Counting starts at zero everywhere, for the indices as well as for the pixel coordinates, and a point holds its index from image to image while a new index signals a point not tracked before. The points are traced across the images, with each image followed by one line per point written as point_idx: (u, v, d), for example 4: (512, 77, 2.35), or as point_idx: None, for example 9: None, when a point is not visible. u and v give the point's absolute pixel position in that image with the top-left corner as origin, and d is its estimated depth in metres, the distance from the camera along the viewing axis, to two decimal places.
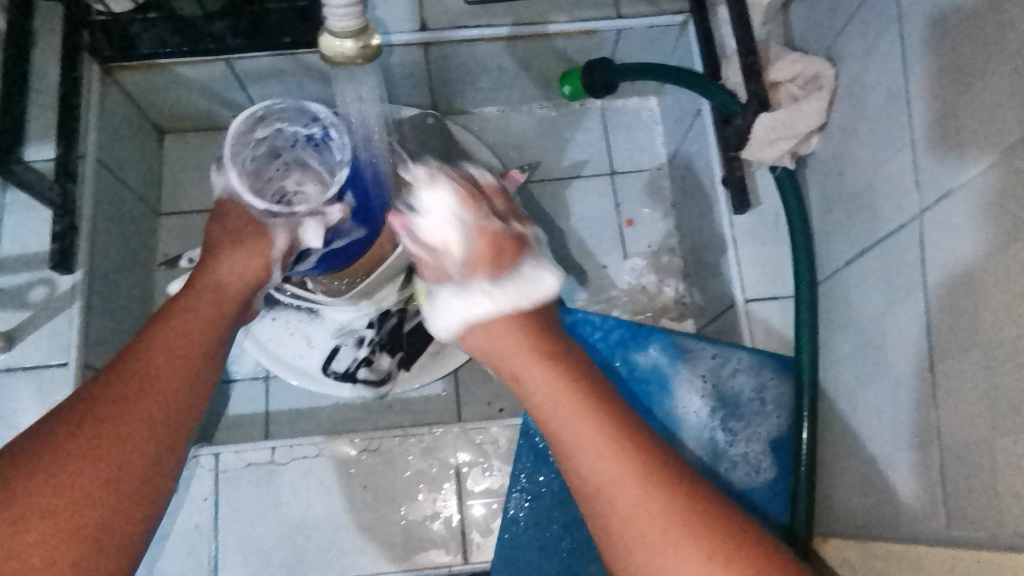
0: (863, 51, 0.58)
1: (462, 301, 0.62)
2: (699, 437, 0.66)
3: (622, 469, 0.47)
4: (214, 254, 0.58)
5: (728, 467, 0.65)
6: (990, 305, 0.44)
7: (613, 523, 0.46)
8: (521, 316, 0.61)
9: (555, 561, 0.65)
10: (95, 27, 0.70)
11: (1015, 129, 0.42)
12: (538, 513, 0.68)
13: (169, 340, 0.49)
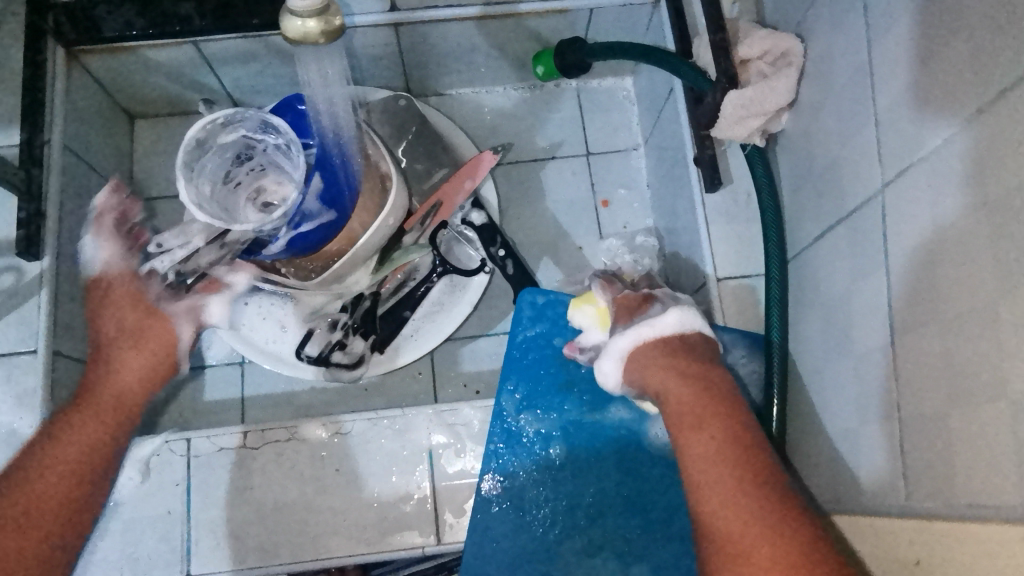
0: (830, 28, 0.58)
1: (610, 351, 0.65)
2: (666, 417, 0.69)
3: (752, 504, 0.51)
4: (116, 354, 0.63)
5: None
6: (948, 282, 0.44)
7: (713, 538, 0.52)
8: (668, 351, 0.62)
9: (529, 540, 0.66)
10: (59, 11, 0.68)
11: (973, 105, 0.42)
12: (511, 494, 0.69)
13: (54, 463, 0.57)
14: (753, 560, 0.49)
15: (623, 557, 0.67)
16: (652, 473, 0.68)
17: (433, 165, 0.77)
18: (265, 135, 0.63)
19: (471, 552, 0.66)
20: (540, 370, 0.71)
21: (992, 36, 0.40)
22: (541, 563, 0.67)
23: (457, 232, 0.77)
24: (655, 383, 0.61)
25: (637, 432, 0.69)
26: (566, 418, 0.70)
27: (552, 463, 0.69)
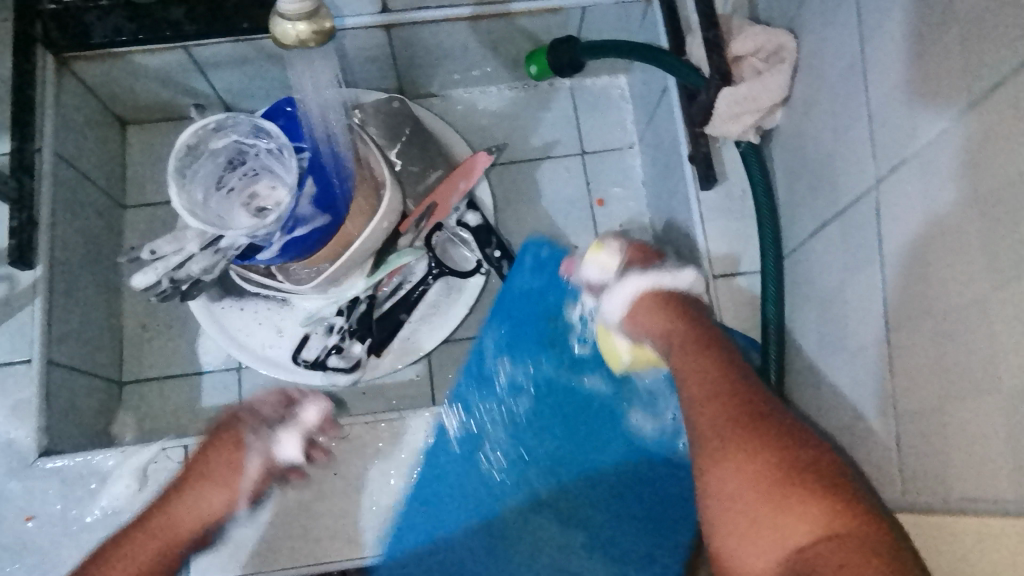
0: (823, 23, 0.58)
1: (621, 291, 0.70)
2: (636, 397, 0.75)
3: (733, 409, 0.55)
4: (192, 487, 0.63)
5: (655, 432, 0.74)
6: (941, 278, 0.44)
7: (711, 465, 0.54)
8: (666, 297, 0.68)
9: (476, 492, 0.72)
10: (47, 17, 0.68)
11: (965, 99, 0.42)
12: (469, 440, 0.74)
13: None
14: (740, 455, 0.52)
15: (560, 530, 0.72)
16: (609, 448, 0.74)
17: (427, 167, 0.77)
18: (257, 139, 0.63)
19: (417, 483, 0.70)
20: (527, 329, 0.78)
21: (984, 29, 0.40)
22: (485, 512, 0.72)
23: (452, 234, 0.77)
24: (653, 322, 0.67)
25: (604, 404, 0.76)
26: (541, 373, 0.77)
27: (522, 416, 0.76)
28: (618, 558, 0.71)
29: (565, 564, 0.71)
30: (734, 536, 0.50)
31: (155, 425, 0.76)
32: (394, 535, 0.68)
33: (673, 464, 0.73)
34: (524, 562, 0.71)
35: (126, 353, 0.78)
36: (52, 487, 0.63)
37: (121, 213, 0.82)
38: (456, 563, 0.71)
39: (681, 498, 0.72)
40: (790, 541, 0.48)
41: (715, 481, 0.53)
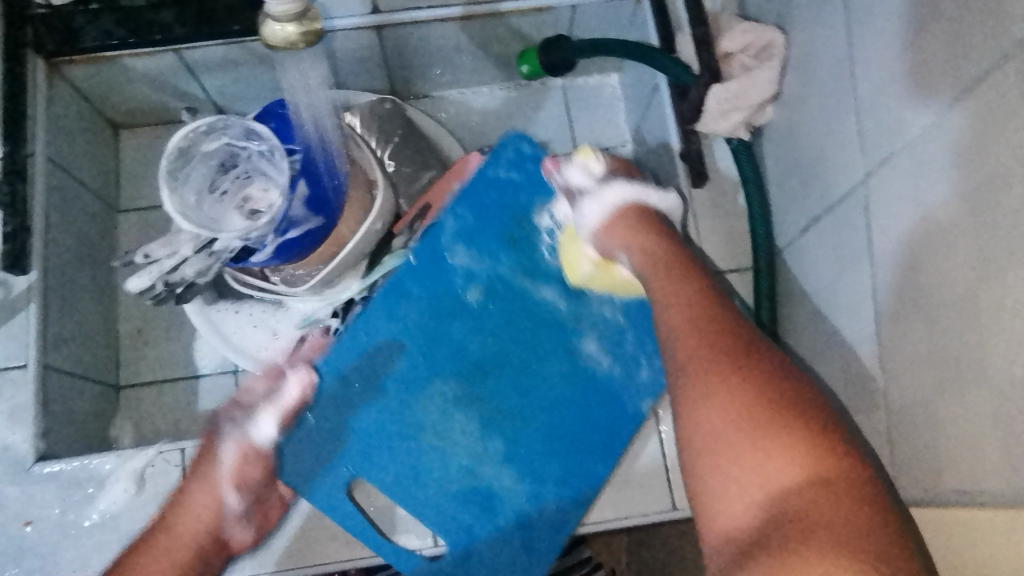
0: (811, 20, 0.58)
1: (601, 199, 0.64)
2: (589, 294, 0.67)
3: (721, 342, 0.52)
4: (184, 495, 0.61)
5: (594, 357, 0.66)
6: (929, 272, 0.45)
7: (693, 393, 0.51)
8: (642, 213, 0.64)
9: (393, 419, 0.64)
10: (37, 21, 0.68)
11: (950, 94, 0.42)
12: (388, 342, 0.65)
13: None
14: (726, 390, 0.50)
15: (481, 434, 0.64)
16: (547, 348, 0.66)
17: (420, 168, 0.77)
18: (249, 142, 0.64)
19: (342, 343, 0.64)
20: (492, 220, 0.68)
21: (967, 25, 0.41)
22: (403, 391, 0.64)
23: None
24: (627, 233, 0.62)
25: (550, 313, 0.66)
26: (497, 272, 0.67)
27: (468, 307, 0.66)
28: (534, 484, 0.63)
29: (476, 470, 0.63)
30: (710, 475, 0.48)
31: (153, 428, 0.77)
32: (311, 398, 0.64)
33: (613, 398, 0.65)
34: (438, 466, 0.63)
35: (123, 357, 0.78)
36: (50, 491, 0.62)
37: (115, 217, 0.83)
38: (359, 445, 0.64)
39: (613, 438, 0.64)
40: (772, 480, 0.46)
41: (694, 418, 0.51)
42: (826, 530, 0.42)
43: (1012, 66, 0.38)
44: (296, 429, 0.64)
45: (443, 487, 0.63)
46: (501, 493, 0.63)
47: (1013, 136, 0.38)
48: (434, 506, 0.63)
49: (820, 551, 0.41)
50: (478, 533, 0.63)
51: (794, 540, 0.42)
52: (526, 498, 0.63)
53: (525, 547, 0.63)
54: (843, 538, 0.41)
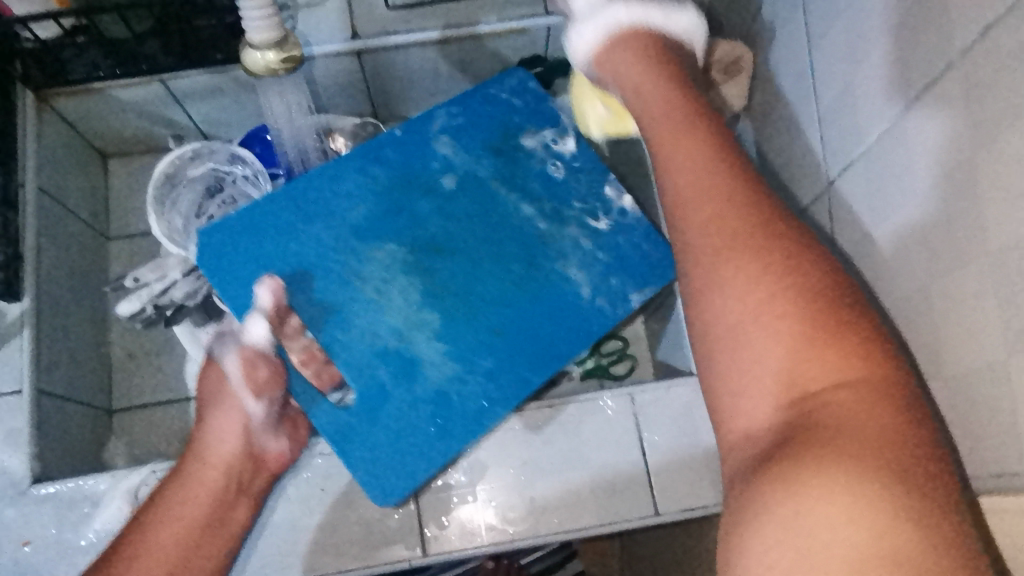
0: (775, 34, 0.61)
1: (598, 22, 0.59)
2: (570, 226, 0.66)
3: (739, 209, 0.45)
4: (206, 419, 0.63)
5: (569, 280, 0.64)
6: (889, 271, 0.46)
7: (704, 254, 0.45)
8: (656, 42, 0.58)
9: (344, 284, 0.63)
10: (25, 56, 0.70)
11: (900, 103, 0.44)
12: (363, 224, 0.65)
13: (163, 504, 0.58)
14: (747, 269, 0.43)
15: (420, 303, 0.63)
16: (506, 242, 0.65)
17: None
18: (233, 166, 0.67)
19: (312, 179, 0.65)
20: (482, 126, 0.69)
21: (912, 36, 0.43)
22: (354, 237, 0.64)
23: None
24: (628, 58, 0.57)
25: (525, 228, 0.66)
26: (474, 171, 0.68)
27: (440, 191, 0.67)
28: (460, 367, 0.62)
29: (404, 334, 0.62)
30: (730, 360, 0.42)
31: (145, 450, 0.77)
32: (257, 209, 0.64)
33: (574, 309, 0.64)
34: (367, 319, 0.62)
35: (115, 381, 0.80)
36: (47, 513, 0.61)
37: (104, 244, 0.84)
38: (304, 277, 0.63)
39: (556, 354, 0.63)
40: (796, 377, 0.40)
41: (721, 305, 0.43)
42: (846, 441, 0.36)
43: (953, 75, 0.40)
44: (238, 264, 0.62)
45: (369, 343, 0.62)
46: (425, 364, 0.62)
47: (958, 139, 0.39)
48: (350, 366, 0.62)
49: (837, 464, 0.35)
50: (391, 395, 0.61)
51: (807, 441, 0.37)
52: (448, 376, 0.62)
53: (437, 437, 0.61)
54: (854, 446, 0.36)
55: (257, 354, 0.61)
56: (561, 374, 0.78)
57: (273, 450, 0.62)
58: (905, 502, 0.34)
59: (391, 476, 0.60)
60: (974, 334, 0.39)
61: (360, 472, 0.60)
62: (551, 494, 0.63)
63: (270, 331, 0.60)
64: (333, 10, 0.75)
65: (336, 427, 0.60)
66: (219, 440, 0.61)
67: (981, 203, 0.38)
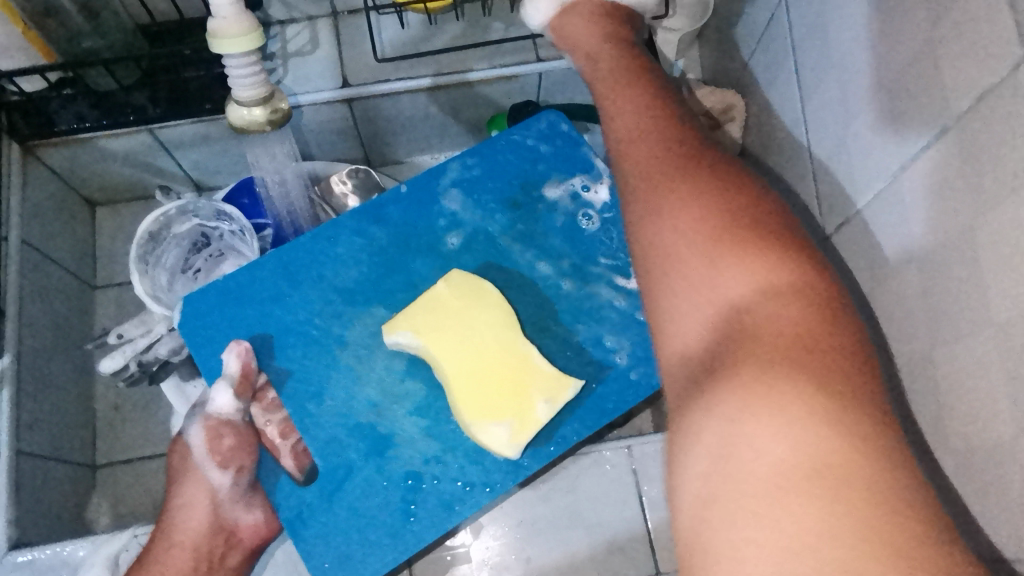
0: (769, 84, 0.60)
1: None
2: (598, 287, 0.60)
3: (679, 160, 0.47)
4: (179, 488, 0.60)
5: (601, 347, 0.58)
6: (889, 330, 0.45)
7: (649, 205, 0.46)
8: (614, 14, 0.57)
9: (325, 361, 0.57)
10: (12, 108, 0.69)
11: (897, 162, 0.43)
12: (355, 287, 0.59)
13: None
14: (690, 216, 0.44)
15: (403, 373, 0.57)
16: (521, 305, 0.59)
17: None
18: (219, 222, 0.66)
19: (302, 243, 0.60)
20: (499, 178, 0.63)
21: (907, 94, 0.42)
22: (340, 302, 0.59)
23: None
24: (592, 33, 0.56)
25: (548, 292, 0.59)
26: (485, 227, 0.61)
27: (442, 250, 0.61)
28: (438, 446, 0.56)
29: (382, 409, 0.56)
30: (675, 296, 0.42)
31: (130, 508, 0.75)
32: (240, 274, 0.59)
33: (595, 381, 0.57)
34: (343, 390, 0.57)
35: (100, 436, 0.78)
36: None
37: (91, 294, 0.83)
38: (268, 340, 0.58)
39: (559, 436, 0.55)
40: (722, 295, 0.40)
41: (657, 230, 0.45)
42: (775, 356, 0.36)
43: (948, 138, 0.39)
44: (216, 328, 0.58)
45: (342, 418, 0.56)
46: (400, 441, 0.56)
47: (955, 206, 0.39)
48: (319, 440, 0.56)
49: (765, 387, 0.35)
50: (358, 473, 0.55)
51: (747, 381, 0.36)
52: (425, 456, 0.55)
53: (405, 534, 0.54)
54: (793, 352, 0.36)
55: (223, 422, 0.57)
56: None
57: (245, 525, 0.59)
58: (838, 419, 0.33)
59: (343, 566, 0.54)
60: (978, 406, 0.38)
61: (316, 567, 0.54)
62: (547, 554, 0.62)
63: (237, 398, 0.56)
64: (322, 58, 0.75)
65: (293, 505, 0.55)
66: (187, 515, 0.58)
67: (981, 273, 0.37)
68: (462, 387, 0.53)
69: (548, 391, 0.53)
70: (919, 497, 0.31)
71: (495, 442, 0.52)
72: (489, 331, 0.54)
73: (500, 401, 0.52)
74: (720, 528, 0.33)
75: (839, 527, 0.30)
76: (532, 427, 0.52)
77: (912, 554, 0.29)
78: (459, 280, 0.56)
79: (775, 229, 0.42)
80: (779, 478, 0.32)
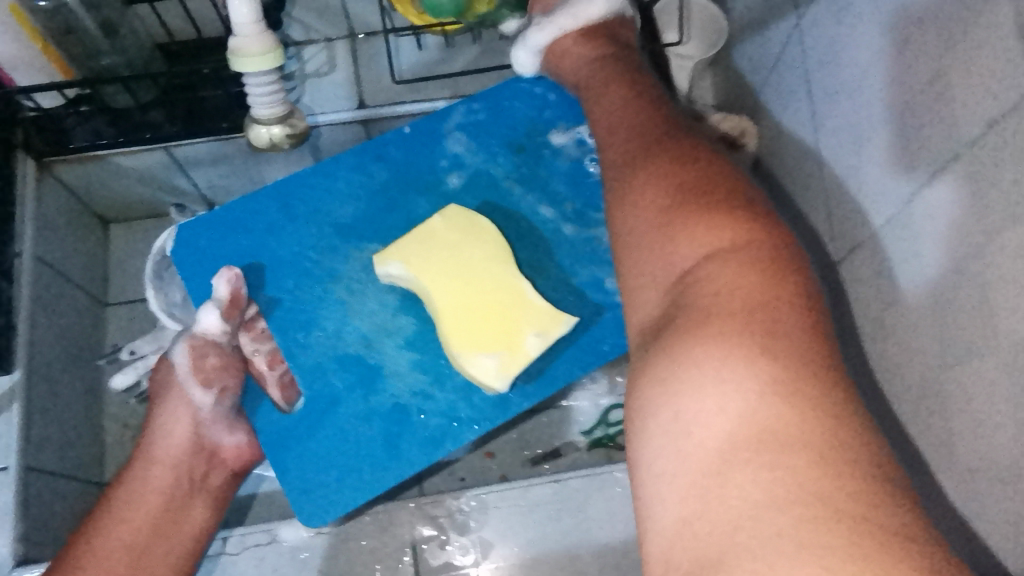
0: (780, 107, 0.60)
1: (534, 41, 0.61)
2: (600, 231, 0.60)
3: (659, 149, 0.48)
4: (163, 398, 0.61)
5: (600, 289, 0.58)
6: (902, 351, 0.45)
7: (625, 193, 0.48)
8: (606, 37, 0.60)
9: (317, 292, 0.59)
10: (27, 124, 0.69)
11: (908, 185, 0.43)
12: (349, 222, 0.60)
13: (130, 483, 0.59)
14: (660, 204, 0.45)
15: (396, 307, 0.58)
16: (517, 246, 0.59)
17: None
18: None
19: (301, 174, 0.61)
20: (504, 122, 0.64)
21: (920, 119, 0.42)
22: (335, 234, 0.60)
23: None
24: (595, 62, 0.58)
25: (545, 231, 0.60)
26: (487, 170, 0.62)
27: (443, 190, 0.61)
28: (428, 379, 0.57)
29: (372, 341, 0.57)
30: (647, 282, 0.44)
31: None
32: (237, 205, 0.61)
33: (592, 323, 0.57)
34: (334, 322, 0.58)
35: (107, 453, 0.77)
36: None
37: (102, 311, 0.83)
38: (262, 269, 0.59)
39: (550, 373, 0.56)
40: (677, 266, 0.42)
41: (630, 219, 0.47)
42: (728, 324, 0.37)
43: (958, 165, 0.39)
44: (211, 254, 0.60)
45: (330, 348, 0.57)
46: (389, 373, 0.57)
47: (965, 231, 0.39)
48: (306, 368, 0.57)
49: (716, 359, 0.36)
50: (344, 404, 0.56)
51: (698, 353, 0.37)
52: (413, 390, 0.56)
53: (388, 464, 0.55)
54: (745, 316, 0.37)
55: (207, 343, 0.58)
56: (567, 445, 0.79)
57: (227, 446, 0.63)
58: (781, 382, 0.35)
59: (322, 489, 0.55)
60: (990, 433, 0.37)
61: (294, 490, 0.56)
62: None
63: (225, 321, 0.57)
64: (340, 80, 0.76)
65: (274, 429, 0.56)
66: (165, 435, 0.60)
67: (992, 301, 0.37)
68: (451, 317, 0.53)
69: (539, 324, 0.53)
70: (862, 456, 0.33)
71: (483, 374, 0.52)
72: (480, 263, 0.55)
73: (487, 335, 0.53)
74: (674, 502, 0.34)
75: (784, 496, 0.31)
76: (522, 359, 0.52)
77: (852, 515, 0.30)
78: (455, 215, 0.56)
79: (744, 202, 0.43)
80: (726, 451, 0.34)
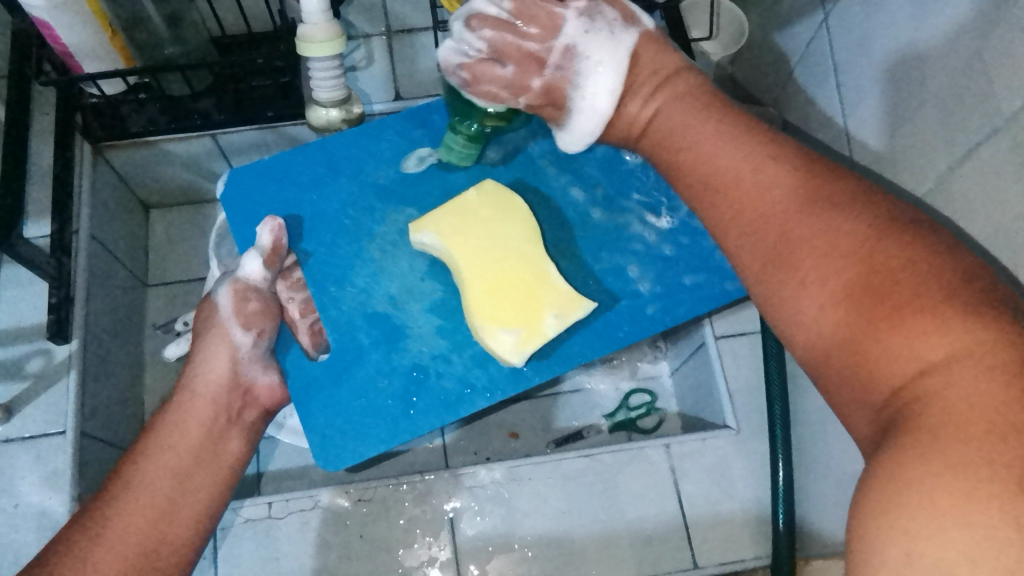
0: (805, 101, 0.64)
1: (577, 132, 0.53)
2: (629, 219, 0.62)
3: (809, 219, 0.39)
4: (207, 339, 0.59)
5: (621, 276, 0.60)
6: None
7: (784, 282, 0.40)
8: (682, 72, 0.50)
9: (354, 254, 0.61)
10: (87, 109, 0.73)
11: (948, 162, 0.47)
12: (391, 190, 0.63)
13: (175, 412, 0.56)
14: (836, 296, 0.37)
15: (424, 272, 0.60)
16: (544, 222, 0.61)
17: None
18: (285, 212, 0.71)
19: (347, 135, 0.64)
20: None
21: (955, 99, 0.46)
22: (374, 197, 0.62)
23: None
24: (688, 113, 0.48)
25: (577, 213, 0.62)
26: (525, 146, 0.64)
27: (482, 161, 0.63)
28: (448, 346, 0.58)
29: (399, 302, 0.59)
30: (844, 390, 0.36)
31: None
32: (283, 157, 0.63)
33: (609, 309, 0.58)
34: (365, 280, 0.60)
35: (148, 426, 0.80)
36: None
37: (144, 291, 0.86)
38: (300, 221, 0.62)
39: (563, 352, 0.57)
40: (884, 375, 0.34)
41: (800, 313, 0.39)
42: (953, 443, 0.29)
43: (999, 139, 0.43)
44: (256, 201, 0.63)
45: (360, 306, 0.59)
46: (411, 334, 0.58)
47: (1012, 194, 0.42)
48: (336, 322, 0.59)
49: (944, 489, 0.28)
50: (366, 360, 0.58)
51: (924, 485, 0.29)
52: (433, 353, 0.58)
53: (403, 421, 0.57)
54: (979, 450, 0.29)
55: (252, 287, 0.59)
56: (589, 427, 0.81)
57: (261, 384, 0.61)
58: None
59: (338, 437, 0.57)
60: None
61: (311, 433, 0.57)
62: (588, 544, 0.65)
63: (266, 268, 0.59)
64: (378, 72, 0.80)
65: (301, 375, 0.58)
66: (206, 368, 0.58)
67: None
68: (481, 302, 0.54)
69: (559, 306, 0.54)
70: None
71: (500, 347, 0.54)
72: (512, 241, 0.56)
73: (510, 310, 0.54)
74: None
75: None
76: (540, 337, 0.53)
77: None
78: (491, 190, 0.58)
79: (940, 264, 0.34)
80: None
